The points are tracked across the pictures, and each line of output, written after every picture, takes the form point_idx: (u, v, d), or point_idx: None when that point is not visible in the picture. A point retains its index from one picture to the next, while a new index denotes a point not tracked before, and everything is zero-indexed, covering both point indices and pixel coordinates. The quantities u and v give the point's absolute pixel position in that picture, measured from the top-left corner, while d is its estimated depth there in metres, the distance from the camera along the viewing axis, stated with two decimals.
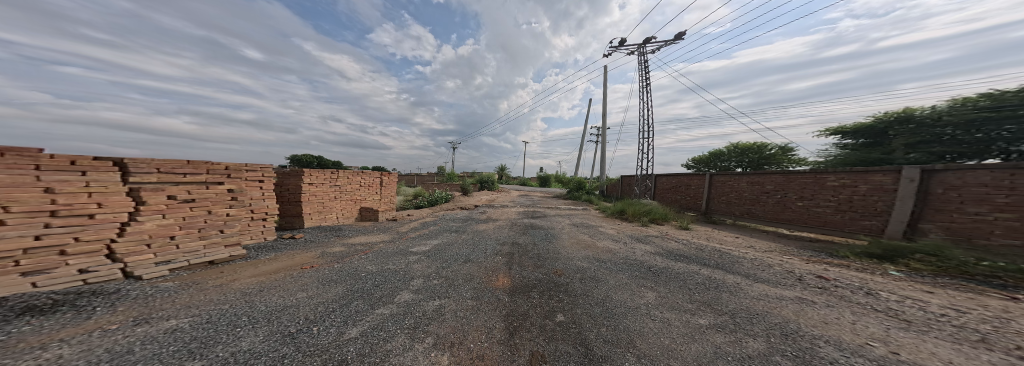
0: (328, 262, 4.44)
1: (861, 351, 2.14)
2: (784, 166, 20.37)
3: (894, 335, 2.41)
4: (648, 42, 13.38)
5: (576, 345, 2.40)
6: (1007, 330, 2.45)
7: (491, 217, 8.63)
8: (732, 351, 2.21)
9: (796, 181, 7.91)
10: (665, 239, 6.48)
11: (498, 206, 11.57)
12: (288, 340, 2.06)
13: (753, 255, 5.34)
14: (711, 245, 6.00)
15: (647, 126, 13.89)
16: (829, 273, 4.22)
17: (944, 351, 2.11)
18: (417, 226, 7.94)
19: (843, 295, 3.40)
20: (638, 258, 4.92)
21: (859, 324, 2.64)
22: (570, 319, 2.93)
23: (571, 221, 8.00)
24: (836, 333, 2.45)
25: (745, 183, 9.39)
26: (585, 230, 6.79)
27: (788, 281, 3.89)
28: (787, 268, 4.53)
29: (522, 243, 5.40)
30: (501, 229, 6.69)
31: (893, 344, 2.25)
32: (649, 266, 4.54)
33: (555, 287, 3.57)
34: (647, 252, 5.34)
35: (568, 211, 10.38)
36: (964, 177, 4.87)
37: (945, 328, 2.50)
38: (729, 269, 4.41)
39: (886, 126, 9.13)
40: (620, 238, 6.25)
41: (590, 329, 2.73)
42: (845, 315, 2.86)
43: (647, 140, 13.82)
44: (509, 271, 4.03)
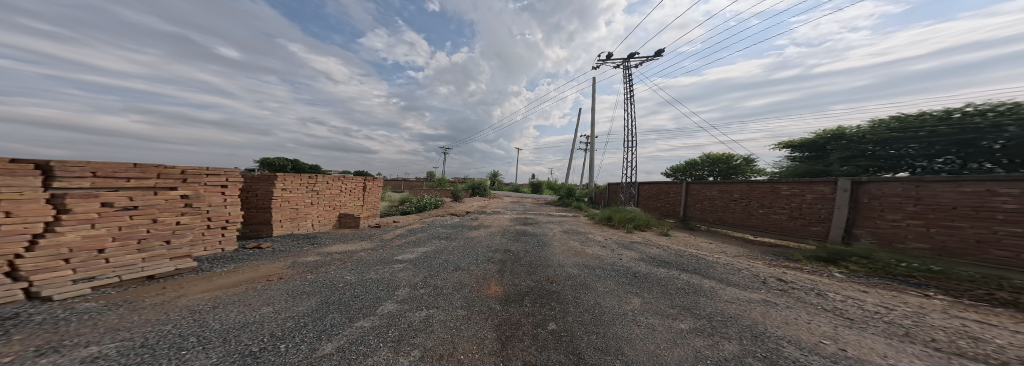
0: (299, 272, 4.17)
1: (816, 348, 2.30)
2: (748, 176, 22.12)
3: (841, 332, 2.61)
4: (633, 56, 14.12)
5: (568, 354, 2.38)
6: (923, 324, 2.72)
7: (483, 224, 8.53)
8: (710, 354, 2.28)
9: (759, 190, 8.46)
10: (648, 245, 6.69)
11: (490, 212, 11.45)
12: (250, 360, 1.89)
13: (724, 259, 5.64)
14: (688, 251, 6.26)
15: (632, 136, 14.49)
16: (788, 276, 4.52)
17: (879, 345, 2.30)
18: (403, 233, 7.64)
19: (799, 296, 3.63)
20: (624, 264, 5.02)
21: (813, 323, 2.84)
22: (563, 327, 2.92)
23: (563, 228, 8.06)
24: (795, 333, 2.61)
25: (717, 192, 9.95)
26: (577, 237, 6.85)
27: (756, 284, 4.11)
28: (753, 271, 4.80)
29: (514, 251, 5.33)
30: (494, 236, 6.60)
31: (840, 341, 2.43)
32: (634, 272, 4.64)
33: (547, 295, 3.57)
34: (631, 258, 5.49)
35: (559, 218, 10.47)
36: (883, 188, 5.49)
37: (878, 325, 2.74)
38: (706, 273, 4.60)
39: (824, 142, 10.16)
40: (607, 245, 6.39)
41: (581, 337, 2.73)
42: (801, 315, 3.06)
43: (631, 149, 14.41)
44: (502, 279, 3.97)
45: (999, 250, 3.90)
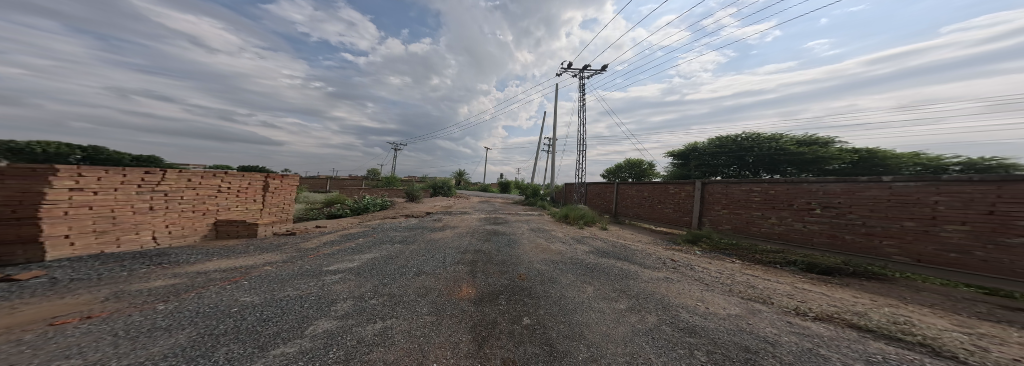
0: (132, 305, 2.55)
1: (692, 309, 3.01)
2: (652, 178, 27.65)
3: (706, 295, 3.44)
4: (585, 68, 15.44)
5: (542, 346, 2.43)
6: (737, 282, 3.92)
7: (449, 225, 8.09)
8: (642, 327, 2.70)
9: (658, 188, 10.41)
10: (594, 239, 7.50)
11: (457, 212, 10.96)
12: None
13: (641, 246, 6.75)
14: (620, 241, 7.24)
15: (582, 140, 15.94)
16: (675, 256, 5.69)
17: (716, 299, 3.26)
18: (333, 240, 6.49)
19: (682, 271, 4.62)
20: (579, 257, 5.51)
21: (685, 291, 3.66)
22: (535, 321, 3.02)
23: (530, 226, 8.32)
24: (682, 299, 3.37)
25: (634, 191, 11.83)
26: (542, 234, 7.20)
27: (660, 264, 5.03)
28: (656, 254, 5.86)
29: (479, 250, 5.27)
30: (462, 238, 6.33)
31: (706, 301, 3.22)
32: (586, 263, 5.14)
33: (520, 292, 3.63)
34: (584, 251, 6.06)
35: (526, 217, 10.70)
36: (722, 187, 8.07)
37: (719, 286, 3.78)
38: (632, 259, 5.38)
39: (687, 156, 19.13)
40: (567, 240, 6.93)
41: (552, 328, 2.89)
42: (682, 285, 3.89)
43: (581, 152, 15.79)
44: (474, 280, 3.85)
45: (756, 227, 6.95)
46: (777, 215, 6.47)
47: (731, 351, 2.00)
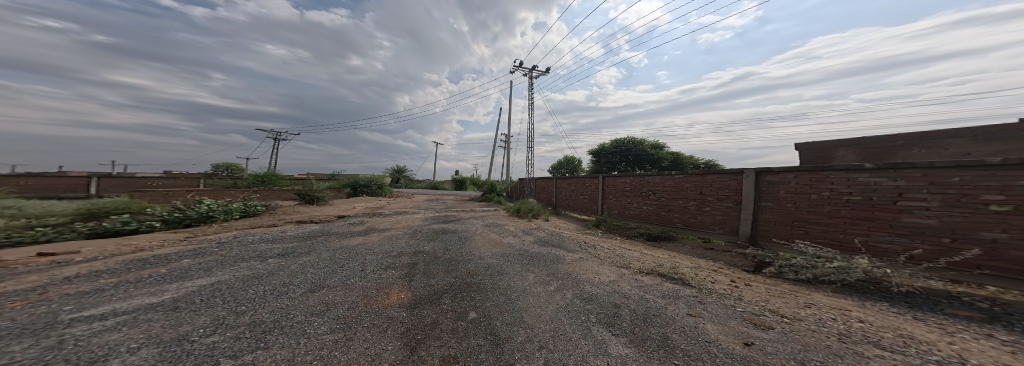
0: None
1: (582, 280, 3.75)
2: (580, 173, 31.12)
3: (597, 267, 4.27)
4: (536, 68, 16.00)
5: (487, 336, 2.25)
6: (619, 255, 4.95)
7: (385, 227, 7.45)
8: (574, 302, 3.02)
9: (578, 181, 11.35)
10: (539, 230, 7.97)
11: (393, 213, 10.15)
12: None
13: (566, 232, 7.50)
14: (554, 230, 7.90)
15: (530, 137, 16.56)
16: (585, 238, 6.55)
17: (599, 268, 4.19)
18: (116, 268, 3.70)
19: (590, 250, 5.38)
20: (528, 249, 5.79)
21: (589, 265, 4.37)
22: (481, 314, 2.93)
23: (483, 222, 8.40)
24: (588, 273, 3.99)
25: (563, 185, 12.70)
26: (494, 229, 7.34)
27: (578, 247, 5.71)
28: (573, 238, 6.64)
29: (421, 252, 5.07)
30: (401, 239, 5.98)
31: (593, 272, 4.04)
32: (532, 253, 5.46)
33: (467, 288, 3.69)
34: (529, 241, 6.46)
35: (481, 213, 10.78)
36: (614, 179, 9.14)
37: (613, 259, 4.68)
38: (559, 245, 6.00)
39: None
40: (516, 233, 7.25)
41: (497, 317, 2.86)
42: (584, 262, 4.56)
43: (530, 149, 16.38)
44: (410, 283, 3.65)
45: (624, 208, 8.51)
46: (635, 201, 8.08)
47: (611, 310, 2.75)
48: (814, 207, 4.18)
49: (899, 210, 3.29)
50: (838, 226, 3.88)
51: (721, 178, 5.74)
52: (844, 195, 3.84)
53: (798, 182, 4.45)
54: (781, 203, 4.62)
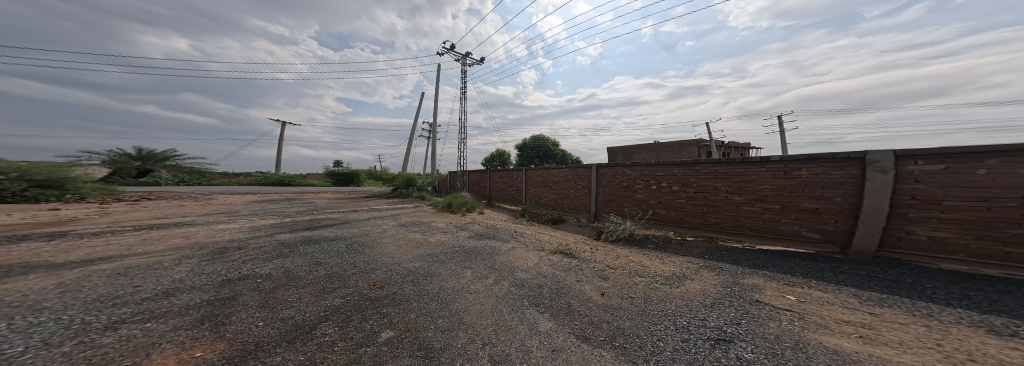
0: None
1: (505, 269, 4.01)
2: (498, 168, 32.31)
3: (523, 253, 4.64)
4: (470, 57, 15.37)
5: (416, 353, 2.00)
6: (537, 239, 5.54)
7: (267, 232, 5.76)
8: (512, 292, 3.12)
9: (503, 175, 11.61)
10: (472, 224, 7.89)
11: (277, 215, 7.93)
12: None
13: (499, 224, 7.66)
14: (484, 223, 7.96)
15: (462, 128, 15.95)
16: (514, 228, 6.92)
17: (523, 253, 4.62)
18: None
19: (520, 238, 5.73)
20: (460, 244, 5.70)
21: (516, 252, 4.75)
22: (400, 330, 2.42)
23: (404, 221, 7.65)
24: (518, 261, 4.23)
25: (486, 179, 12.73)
26: (418, 228, 6.83)
27: (509, 236, 6.08)
28: (505, 229, 6.87)
29: (247, 278, 3.02)
30: (292, 246, 4.73)
31: (522, 258, 4.32)
32: (467, 249, 5.39)
33: (377, 301, 3.04)
34: (465, 236, 6.37)
35: (401, 210, 9.76)
36: (534, 172, 9.73)
37: (534, 243, 5.23)
38: (494, 237, 6.09)
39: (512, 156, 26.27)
40: (447, 229, 6.96)
41: (422, 334, 2.42)
42: (515, 251, 4.84)
43: (463, 141, 15.85)
44: (222, 327, 1.98)
45: (538, 197, 9.41)
46: (545, 192, 9.06)
47: (536, 291, 3.05)
48: (615, 191, 6.69)
49: (634, 191, 6.28)
50: (617, 202, 6.66)
51: (590, 172, 7.40)
52: (640, 183, 6.14)
53: (604, 174, 6.98)
54: (599, 188, 7.08)
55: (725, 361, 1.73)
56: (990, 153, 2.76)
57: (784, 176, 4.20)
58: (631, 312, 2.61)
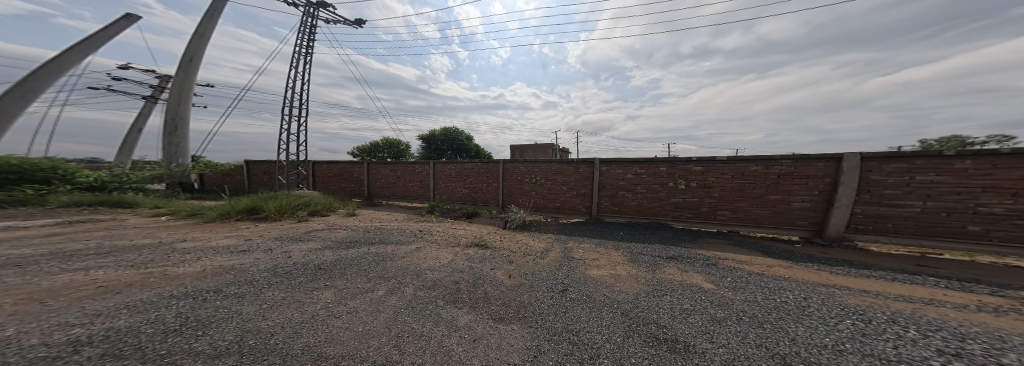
0: None
1: (407, 269, 2.99)
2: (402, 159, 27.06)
3: (438, 252, 3.78)
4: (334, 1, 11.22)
5: None
6: (450, 236, 4.83)
7: None
8: (422, 293, 2.29)
9: (389, 166, 9.07)
10: (352, 223, 5.68)
11: None
12: None
13: (393, 224, 5.91)
14: (372, 221, 6.00)
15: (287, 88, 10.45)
16: (422, 226, 5.66)
17: (441, 252, 3.76)
18: None
19: (429, 237, 4.64)
20: (347, 240, 3.96)
21: (427, 252, 3.78)
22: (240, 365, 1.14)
23: (207, 229, 4.44)
24: (428, 262, 3.27)
25: (349, 166, 9.58)
26: (245, 233, 4.12)
27: (414, 235, 4.82)
28: (407, 228, 5.42)
29: None
30: None
31: (432, 258, 3.48)
32: (354, 246, 3.66)
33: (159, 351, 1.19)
34: (347, 234, 4.38)
35: (192, 213, 5.67)
36: (444, 164, 8.26)
37: (451, 240, 4.45)
38: (394, 236, 4.59)
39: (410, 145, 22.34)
40: (306, 229, 4.51)
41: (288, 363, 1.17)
42: (427, 250, 3.86)
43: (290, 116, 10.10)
44: None
45: (449, 193, 8.10)
46: (454, 187, 8.00)
47: (452, 287, 2.50)
48: (513, 184, 7.00)
49: (528, 183, 6.80)
50: (515, 195, 7.00)
51: (498, 167, 7.28)
52: (533, 179, 6.73)
53: (507, 168, 7.11)
54: (507, 181, 7.08)
55: (566, 307, 2.17)
56: (677, 160, 5.12)
57: (611, 171, 5.73)
58: (527, 287, 2.64)
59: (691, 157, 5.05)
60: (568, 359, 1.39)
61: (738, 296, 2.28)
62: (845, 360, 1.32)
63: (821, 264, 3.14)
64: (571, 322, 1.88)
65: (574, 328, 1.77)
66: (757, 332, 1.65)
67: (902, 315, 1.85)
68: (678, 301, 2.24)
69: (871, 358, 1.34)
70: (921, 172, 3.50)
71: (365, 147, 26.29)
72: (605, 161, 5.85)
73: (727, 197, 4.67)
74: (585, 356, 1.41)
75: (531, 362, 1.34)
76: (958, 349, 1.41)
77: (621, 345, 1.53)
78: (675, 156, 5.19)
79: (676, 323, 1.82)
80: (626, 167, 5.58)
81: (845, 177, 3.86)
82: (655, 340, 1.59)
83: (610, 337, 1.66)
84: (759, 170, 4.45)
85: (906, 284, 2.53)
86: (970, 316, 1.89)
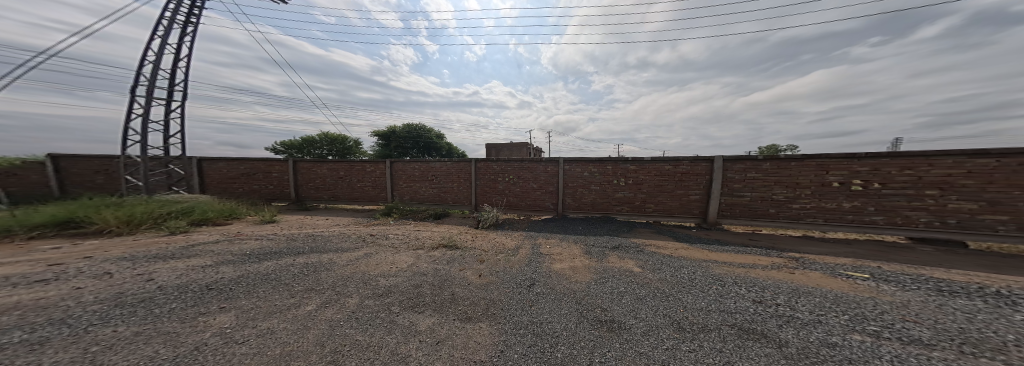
0: None
1: (360, 277, 2.66)
2: (353, 156, 24.16)
3: (398, 256, 3.47)
4: None
5: None
6: (411, 238, 4.49)
7: None
8: (368, 302, 2.08)
9: (327, 165, 7.92)
10: (283, 230, 4.78)
11: None
12: None
13: (334, 229, 5.11)
14: (307, 228, 5.13)
15: (151, 62, 8.12)
16: (376, 230, 5.09)
17: (401, 256, 3.46)
18: None
19: (382, 242, 4.18)
20: (271, 253, 3.31)
21: (383, 256, 3.43)
22: None
23: (28, 251, 3.16)
24: (380, 268, 2.93)
25: (264, 165, 7.98)
26: (109, 253, 3.08)
27: (367, 239, 4.31)
28: (355, 233, 4.79)
29: None
30: None
31: (388, 263, 3.15)
32: (284, 259, 3.08)
33: None
34: (272, 245, 3.66)
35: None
36: (404, 164, 7.54)
37: (412, 243, 4.13)
38: (336, 243, 4.01)
39: None
40: (210, 243, 3.61)
41: None
42: (385, 255, 3.50)
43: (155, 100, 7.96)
44: None
45: (412, 193, 7.46)
46: (419, 188, 7.40)
47: (413, 292, 2.33)
48: (487, 183, 6.82)
49: (500, 182, 6.72)
50: (486, 194, 6.84)
51: (471, 166, 6.96)
52: (506, 177, 6.64)
53: (480, 167, 6.90)
54: (481, 181, 6.87)
55: (532, 300, 2.25)
56: (617, 160, 5.84)
57: (566, 171, 6.17)
58: (499, 285, 2.61)
59: (628, 158, 5.79)
60: (531, 350, 1.46)
61: (662, 276, 2.70)
62: (711, 317, 1.73)
63: (710, 244, 3.98)
64: (537, 314, 1.96)
65: (538, 320, 1.86)
66: (664, 305, 2.02)
67: (742, 278, 2.54)
68: (617, 286, 2.55)
69: (725, 312, 1.79)
70: (751, 171, 4.84)
71: (291, 142, 22.26)
72: (569, 161, 6.23)
73: (651, 192, 5.53)
74: (546, 345, 1.51)
75: (498, 358, 1.37)
76: (772, 299, 2.03)
77: (574, 331, 1.68)
78: (618, 156, 5.90)
79: (614, 305, 2.09)
80: (578, 167, 6.08)
81: (715, 176, 5.02)
82: (598, 322, 1.79)
83: (565, 324, 1.80)
84: (668, 168, 5.40)
85: (757, 254, 3.43)
86: (795, 276, 2.62)
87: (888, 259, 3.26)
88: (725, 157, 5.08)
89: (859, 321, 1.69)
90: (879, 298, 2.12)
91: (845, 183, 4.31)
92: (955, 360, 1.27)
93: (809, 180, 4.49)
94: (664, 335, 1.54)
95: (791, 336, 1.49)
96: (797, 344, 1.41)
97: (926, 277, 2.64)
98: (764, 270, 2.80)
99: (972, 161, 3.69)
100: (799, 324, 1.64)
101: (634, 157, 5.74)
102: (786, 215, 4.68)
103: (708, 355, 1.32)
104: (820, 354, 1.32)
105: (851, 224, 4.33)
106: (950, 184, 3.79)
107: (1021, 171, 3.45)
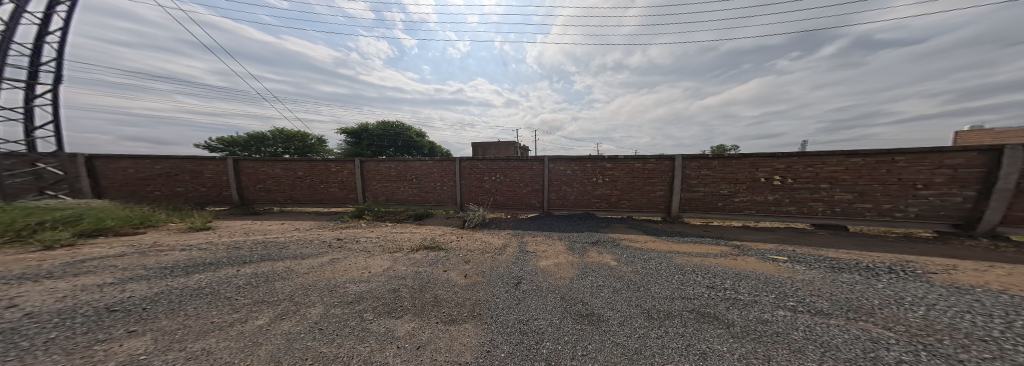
0: None
1: (337, 285, 2.45)
2: (320, 155, 22.35)
3: (375, 260, 3.25)
4: None
5: None
6: (383, 241, 4.23)
7: None
8: (336, 311, 1.92)
9: (280, 165, 7.15)
10: (225, 238, 4.21)
11: None
12: None
13: (296, 235, 4.64)
14: (255, 234, 4.58)
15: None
16: (345, 234, 4.73)
17: (374, 260, 3.24)
18: None
19: (349, 246, 3.86)
20: (203, 264, 2.89)
21: (345, 262, 3.17)
22: None
23: None
24: (347, 275, 2.72)
25: (191, 165, 6.94)
26: None
27: (335, 244, 3.98)
28: (320, 238, 4.39)
29: None
30: None
31: (360, 268, 2.95)
32: (227, 271, 2.69)
33: None
34: (206, 256, 3.19)
35: None
36: (376, 163, 7.06)
37: (385, 246, 3.89)
38: (291, 249, 3.63)
39: None
40: (115, 256, 3.05)
41: None
42: (358, 260, 3.26)
43: None
44: None
45: (388, 194, 7.05)
46: (394, 188, 7.01)
47: (389, 297, 2.21)
48: (473, 183, 6.69)
49: (483, 181, 6.64)
50: (468, 193, 6.74)
51: (453, 165, 6.78)
52: (492, 176, 6.58)
53: (463, 167, 6.74)
54: (466, 180, 6.71)
55: (518, 298, 2.27)
56: (592, 159, 6.09)
57: (548, 169, 6.29)
58: (486, 285, 2.57)
59: (603, 156, 6.08)
60: (518, 347, 1.46)
61: (633, 268, 2.88)
62: (675, 304, 1.89)
63: (670, 236, 4.35)
64: (523, 312, 1.97)
65: (525, 318, 1.88)
66: (636, 295, 2.15)
67: (699, 267, 2.80)
68: (596, 280, 2.66)
69: (685, 299, 1.97)
70: (704, 168, 5.37)
71: (234, 139, 19.53)
72: (553, 160, 6.35)
73: (625, 189, 5.87)
74: (532, 342, 1.52)
75: (485, 358, 1.35)
76: (721, 284, 2.27)
77: (559, 326, 1.73)
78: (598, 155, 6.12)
79: (594, 298, 2.18)
80: (568, 165, 6.19)
81: (676, 173, 5.48)
82: (580, 316, 1.86)
83: (550, 319, 1.85)
84: (636, 165, 5.78)
85: (704, 244, 3.82)
86: (738, 262, 2.96)
87: (798, 243, 3.85)
88: (684, 155, 5.56)
89: (782, 299, 1.97)
90: (793, 277, 2.49)
91: (768, 178, 4.96)
92: (851, 326, 1.53)
93: (745, 177, 5.10)
94: (636, 324, 1.65)
95: (736, 316, 1.68)
96: (740, 323, 1.59)
97: (825, 256, 3.16)
98: (714, 258, 3.12)
99: (849, 160, 4.50)
100: (741, 305, 1.86)
101: (609, 156, 6.05)
102: (728, 208, 5.27)
103: (673, 340, 1.44)
104: (758, 330, 1.50)
105: (773, 215, 5.01)
106: (835, 179, 4.57)
107: (876, 168, 4.33)
